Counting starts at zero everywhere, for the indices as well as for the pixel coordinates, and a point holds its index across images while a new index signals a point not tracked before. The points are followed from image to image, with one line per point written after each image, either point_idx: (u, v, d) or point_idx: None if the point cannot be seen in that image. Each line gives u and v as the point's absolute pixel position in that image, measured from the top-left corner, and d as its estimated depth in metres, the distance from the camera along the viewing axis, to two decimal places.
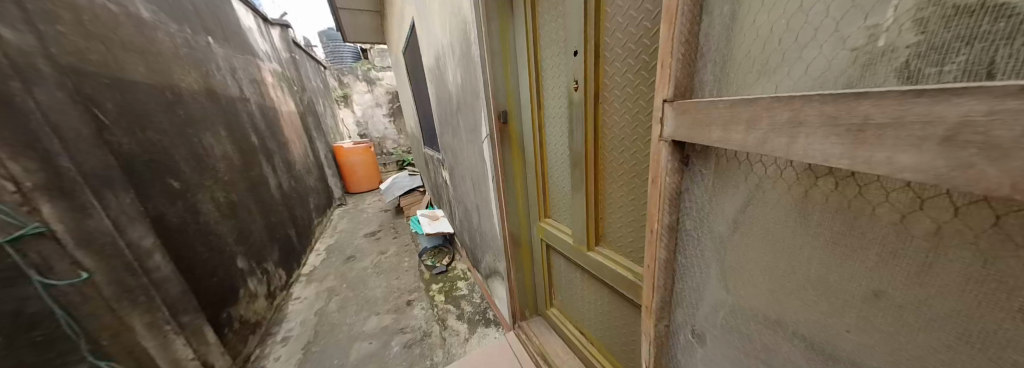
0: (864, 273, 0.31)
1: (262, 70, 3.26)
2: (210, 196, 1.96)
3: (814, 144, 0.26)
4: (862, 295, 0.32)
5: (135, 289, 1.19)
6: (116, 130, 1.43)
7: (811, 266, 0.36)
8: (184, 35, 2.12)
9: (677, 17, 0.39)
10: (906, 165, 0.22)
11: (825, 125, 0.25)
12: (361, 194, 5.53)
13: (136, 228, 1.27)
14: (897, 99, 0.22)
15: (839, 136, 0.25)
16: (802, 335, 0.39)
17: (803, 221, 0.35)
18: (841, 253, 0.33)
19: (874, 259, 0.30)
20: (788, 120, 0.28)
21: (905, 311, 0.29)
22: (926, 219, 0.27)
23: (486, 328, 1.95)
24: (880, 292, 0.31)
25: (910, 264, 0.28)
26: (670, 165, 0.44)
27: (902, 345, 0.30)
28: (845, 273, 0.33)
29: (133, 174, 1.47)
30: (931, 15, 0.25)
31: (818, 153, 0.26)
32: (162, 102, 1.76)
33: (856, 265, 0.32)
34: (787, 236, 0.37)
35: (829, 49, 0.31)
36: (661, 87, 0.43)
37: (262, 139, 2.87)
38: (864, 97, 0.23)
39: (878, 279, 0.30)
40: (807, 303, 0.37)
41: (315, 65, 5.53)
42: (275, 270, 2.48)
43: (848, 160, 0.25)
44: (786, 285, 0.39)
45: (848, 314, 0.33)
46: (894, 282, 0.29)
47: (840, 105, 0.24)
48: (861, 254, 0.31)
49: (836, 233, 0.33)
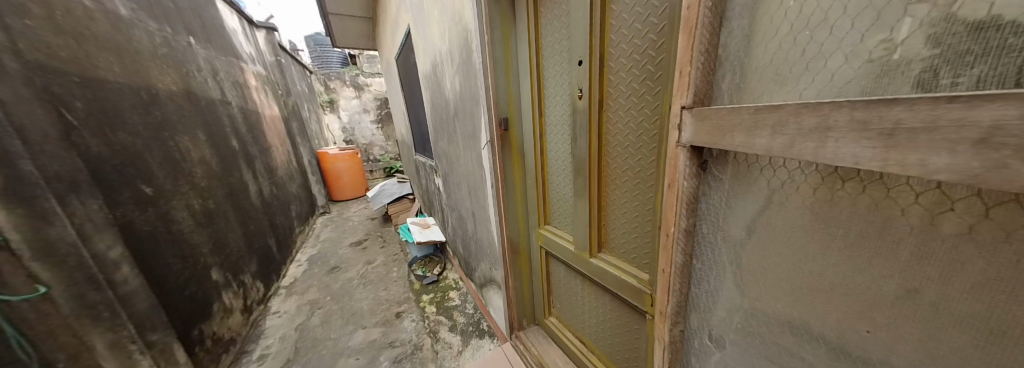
0: (893, 273, 0.32)
1: (246, 73, 3.15)
2: (186, 203, 1.84)
3: (845, 147, 0.27)
4: (892, 296, 0.33)
5: (98, 304, 1.08)
6: (84, 130, 1.33)
7: (838, 267, 0.37)
8: (164, 34, 2.03)
9: (698, 28, 0.41)
10: (940, 166, 0.23)
11: (854, 129, 0.26)
12: (346, 202, 5.35)
13: (103, 237, 1.16)
14: (930, 104, 0.23)
15: (870, 139, 0.26)
16: (827, 337, 0.40)
17: (827, 224, 0.37)
18: (868, 254, 0.34)
19: (905, 260, 0.31)
20: (816, 125, 0.29)
21: (937, 310, 0.30)
22: (955, 219, 0.28)
23: (480, 339, 1.90)
24: (914, 290, 0.31)
25: (943, 262, 0.29)
26: (687, 169, 0.46)
27: (934, 343, 0.31)
28: (873, 274, 0.34)
29: (101, 179, 1.36)
30: (943, 31, 0.28)
31: (848, 156, 0.27)
32: (137, 103, 1.66)
33: (884, 266, 0.33)
34: (810, 239, 0.38)
35: (848, 62, 0.33)
36: (679, 95, 0.44)
37: (243, 144, 2.74)
38: (895, 103, 0.24)
39: (909, 278, 0.31)
40: (832, 304, 0.38)
41: (300, 69, 5.40)
42: (252, 282, 2.32)
43: (880, 162, 0.26)
44: (811, 286, 0.40)
45: (878, 315, 0.34)
46: (927, 281, 0.30)
47: (870, 110, 0.26)
48: (889, 255, 0.32)
49: (860, 235, 0.34)
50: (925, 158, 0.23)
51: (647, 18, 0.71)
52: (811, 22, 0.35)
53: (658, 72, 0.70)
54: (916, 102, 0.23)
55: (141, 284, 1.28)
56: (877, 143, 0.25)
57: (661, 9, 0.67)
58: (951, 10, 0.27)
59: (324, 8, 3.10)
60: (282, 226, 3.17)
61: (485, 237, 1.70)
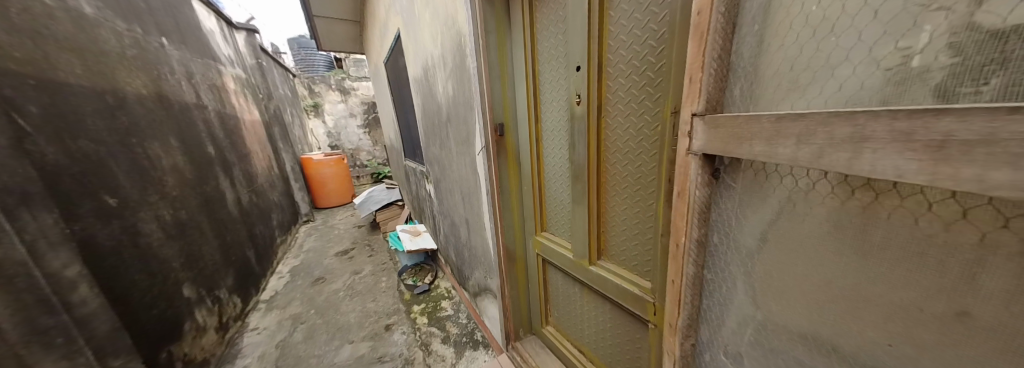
0: (940, 293, 0.30)
1: (224, 76, 3.01)
2: (155, 214, 1.71)
3: (887, 158, 0.26)
4: (940, 317, 0.30)
5: (50, 329, 0.98)
6: (39, 137, 1.22)
7: (872, 283, 0.34)
8: (134, 35, 1.91)
9: (709, 34, 0.40)
10: (1002, 182, 0.22)
11: (896, 140, 0.25)
12: (332, 209, 5.16)
13: (59, 255, 1.06)
14: (989, 114, 0.21)
15: (915, 151, 0.24)
16: (859, 358, 0.37)
17: (860, 236, 0.34)
18: (910, 270, 0.31)
19: (953, 279, 0.29)
20: (850, 135, 0.28)
21: (990, 334, 0.28)
22: (1011, 236, 0.26)
23: (474, 351, 1.84)
24: (964, 312, 0.29)
25: (1001, 285, 0.27)
26: (699, 178, 0.44)
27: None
28: (914, 293, 0.31)
29: (58, 190, 1.25)
30: (964, 40, 0.27)
31: (889, 168, 0.27)
32: (103, 108, 1.55)
33: (927, 284, 0.30)
34: (840, 252, 0.37)
35: (864, 69, 0.33)
36: (689, 102, 0.43)
37: (220, 150, 2.60)
38: (945, 113, 0.23)
39: (960, 300, 0.29)
40: (865, 323, 0.36)
41: (282, 73, 5.22)
42: (228, 297, 2.18)
43: (927, 175, 0.25)
44: (841, 303, 0.37)
45: (921, 337, 0.32)
46: (968, 301, 0.28)
47: (915, 121, 0.24)
48: (936, 272, 0.30)
49: (901, 250, 0.32)
50: (982, 173, 0.22)
51: (646, 26, 0.71)
52: (825, 30, 0.35)
53: (659, 78, 0.70)
54: (970, 112, 0.22)
55: (103, 305, 1.17)
56: (923, 156, 0.24)
57: (661, 16, 0.67)
58: (972, 19, 0.26)
59: (310, 11, 3.03)
60: (262, 236, 3.00)
61: (479, 245, 1.66)
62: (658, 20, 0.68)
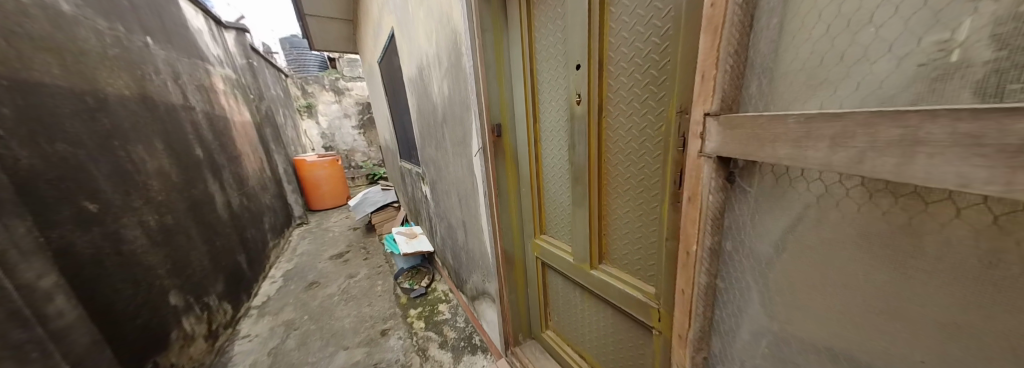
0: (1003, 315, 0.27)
1: (212, 77, 2.93)
2: (139, 220, 1.65)
3: (947, 164, 0.23)
4: (999, 342, 0.28)
5: (24, 344, 0.93)
6: (10, 141, 1.17)
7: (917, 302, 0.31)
8: (116, 33, 1.84)
9: (724, 27, 0.37)
10: None
11: (959, 144, 0.22)
12: (326, 212, 5.08)
13: (33, 265, 1.00)
14: None
15: (986, 156, 0.21)
16: None
17: (904, 250, 0.31)
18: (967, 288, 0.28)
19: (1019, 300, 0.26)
20: (898, 137, 0.25)
21: None
22: None
23: (473, 356, 1.81)
24: None
25: None
26: (712, 182, 0.41)
27: None
28: (969, 314, 0.28)
29: (32, 195, 1.19)
30: (1010, 32, 0.25)
31: (949, 175, 0.24)
32: (82, 109, 1.49)
33: (986, 304, 0.28)
34: (878, 265, 0.33)
35: (894, 65, 0.30)
36: (702, 100, 0.40)
37: (208, 153, 2.53)
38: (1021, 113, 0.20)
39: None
40: (904, 343, 0.33)
41: (273, 73, 5.13)
42: (218, 304, 2.12)
43: (1002, 185, 0.22)
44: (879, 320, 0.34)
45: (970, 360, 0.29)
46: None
47: (985, 121, 0.21)
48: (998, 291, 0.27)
49: (953, 267, 0.28)
50: None
51: (648, 23, 0.68)
52: (852, 22, 0.32)
53: (662, 76, 0.67)
54: None
55: (79, 317, 1.12)
56: (997, 163, 0.21)
57: (664, 11, 0.64)
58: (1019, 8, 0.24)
59: (301, 10, 2.97)
60: (253, 239, 2.94)
61: (477, 248, 1.63)
62: (661, 16, 0.65)
